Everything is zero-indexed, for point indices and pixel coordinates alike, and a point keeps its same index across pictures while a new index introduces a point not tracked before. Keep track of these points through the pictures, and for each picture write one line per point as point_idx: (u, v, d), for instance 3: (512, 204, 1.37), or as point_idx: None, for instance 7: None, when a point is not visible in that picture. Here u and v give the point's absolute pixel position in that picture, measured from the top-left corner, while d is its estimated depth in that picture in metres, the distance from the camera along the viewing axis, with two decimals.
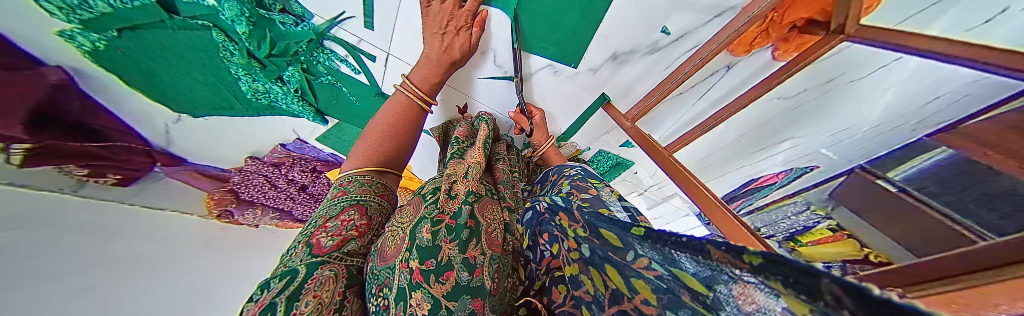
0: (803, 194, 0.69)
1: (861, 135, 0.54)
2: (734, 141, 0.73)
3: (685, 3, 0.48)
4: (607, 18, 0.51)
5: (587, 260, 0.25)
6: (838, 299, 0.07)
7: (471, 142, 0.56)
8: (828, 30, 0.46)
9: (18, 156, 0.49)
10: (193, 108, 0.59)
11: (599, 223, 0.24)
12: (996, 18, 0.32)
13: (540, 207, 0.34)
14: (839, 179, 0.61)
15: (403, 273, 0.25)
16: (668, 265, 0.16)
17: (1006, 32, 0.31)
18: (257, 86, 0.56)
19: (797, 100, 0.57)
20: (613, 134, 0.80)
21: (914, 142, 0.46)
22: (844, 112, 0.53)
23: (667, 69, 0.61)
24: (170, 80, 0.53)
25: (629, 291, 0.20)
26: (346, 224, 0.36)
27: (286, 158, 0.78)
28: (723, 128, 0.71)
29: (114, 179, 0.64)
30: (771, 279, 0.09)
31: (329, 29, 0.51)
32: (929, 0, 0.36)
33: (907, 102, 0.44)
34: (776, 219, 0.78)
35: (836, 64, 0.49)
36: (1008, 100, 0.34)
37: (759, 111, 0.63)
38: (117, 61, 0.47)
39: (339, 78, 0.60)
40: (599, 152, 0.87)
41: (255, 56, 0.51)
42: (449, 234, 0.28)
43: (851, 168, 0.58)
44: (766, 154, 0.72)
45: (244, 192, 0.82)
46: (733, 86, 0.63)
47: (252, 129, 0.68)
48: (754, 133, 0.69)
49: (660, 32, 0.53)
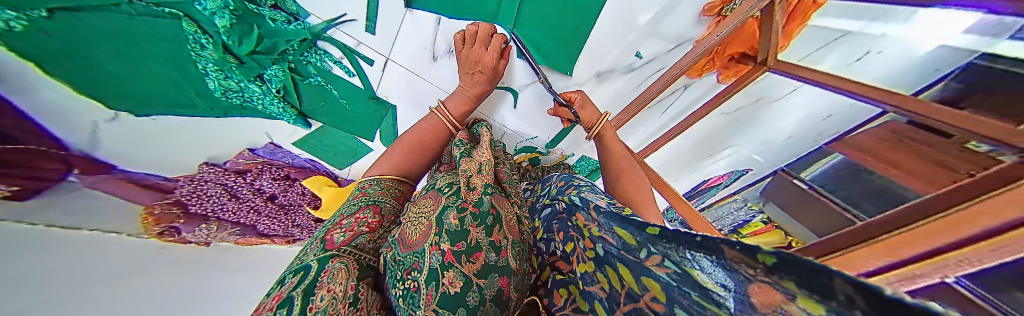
0: (742, 193, 0.90)
1: (779, 144, 0.75)
2: (690, 149, 0.86)
3: (657, 32, 0.57)
4: (591, 39, 0.57)
5: (603, 258, 0.29)
6: (850, 296, 0.09)
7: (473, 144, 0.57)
8: (755, 61, 0.60)
9: None
10: (144, 106, 0.51)
11: (613, 222, 0.27)
12: (865, 57, 0.51)
13: (560, 207, 0.40)
14: (767, 179, 0.83)
15: (433, 254, 0.30)
16: (680, 264, 0.19)
17: (876, 65, 0.51)
18: (229, 84, 0.50)
19: (734, 115, 0.73)
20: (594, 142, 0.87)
21: (818, 148, 0.69)
22: (768, 126, 0.72)
23: (640, 87, 0.69)
24: (119, 73, 0.45)
25: (640, 289, 0.24)
26: (359, 221, 0.38)
27: (254, 164, 0.69)
28: (682, 138, 0.83)
29: (8, 192, 0.48)
30: (786, 277, 0.12)
31: (326, 29, 0.48)
32: (831, 38, 0.52)
33: (811, 119, 0.66)
34: (723, 215, 0.94)
35: (763, 86, 0.64)
36: (878, 117, 0.56)
37: (709, 123, 0.77)
38: (43, 47, 0.38)
39: (329, 79, 0.56)
40: (581, 158, 0.93)
41: (232, 52, 0.46)
42: (475, 220, 0.34)
43: (775, 170, 0.80)
44: (713, 160, 0.88)
45: (195, 204, 0.70)
46: (692, 100, 0.73)
47: (218, 133, 0.61)
48: (706, 141, 0.82)
49: (635, 56, 0.61)
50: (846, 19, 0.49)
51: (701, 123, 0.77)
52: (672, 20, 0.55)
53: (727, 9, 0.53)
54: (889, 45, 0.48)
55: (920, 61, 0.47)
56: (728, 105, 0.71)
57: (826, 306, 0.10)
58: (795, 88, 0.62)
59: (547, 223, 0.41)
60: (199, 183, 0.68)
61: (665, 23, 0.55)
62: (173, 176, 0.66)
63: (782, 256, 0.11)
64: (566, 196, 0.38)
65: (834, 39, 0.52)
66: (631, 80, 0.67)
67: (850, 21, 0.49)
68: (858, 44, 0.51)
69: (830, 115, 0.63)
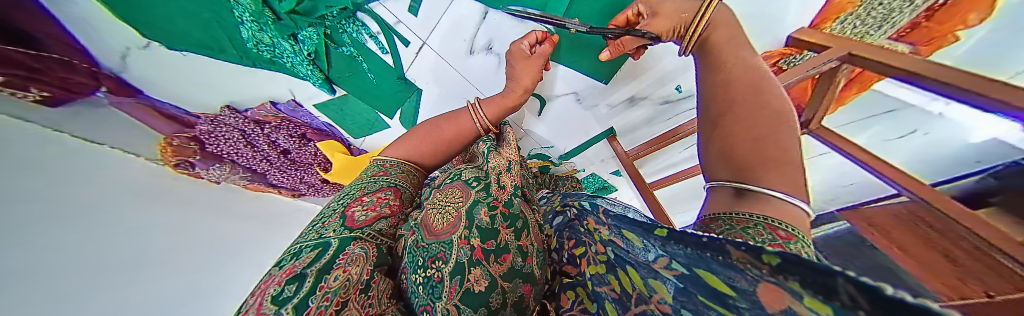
0: None
1: None
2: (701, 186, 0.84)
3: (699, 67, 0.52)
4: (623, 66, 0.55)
5: (614, 263, 0.28)
6: (854, 296, 0.08)
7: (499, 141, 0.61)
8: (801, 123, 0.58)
9: None
10: (172, 40, 0.50)
11: (622, 225, 0.26)
12: (912, 134, 0.49)
13: (571, 214, 0.37)
14: None
15: (463, 249, 0.33)
16: (691, 266, 0.18)
17: (913, 145, 0.51)
18: (263, 37, 0.49)
19: None
20: (607, 163, 0.86)
21: (827, 213, 0.70)
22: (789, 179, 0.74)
23: (669, 119, 0.65)
24: (148, 3, 0.43)
25: (650, 292, 0.23)
26: (381, 200, 0.42)
27: (273, 118, 0.70)
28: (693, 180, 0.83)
29: (39, 96, 0.51)
30: (790, 279, 0.11)
31: (368, 2, 0.46)
32: (883, 110, 0.50)
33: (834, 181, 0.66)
34: None
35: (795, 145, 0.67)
36: (886, 197, 0.57)
37: None
38: None
39: (362, 52, 0.55)
40: (591, 175, 0.93)
41: (271, 7, 0.44)
42: (505, 221, 0.36)
43: None
44: None
45: (211, 144, 0.72)
46: None
47: (236, 79, 0.60)
48: None
49: (672, 89, 0.57)
50: (908, 91, 0.46)
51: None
52: None
53: (786, 61, 0.50)
54: (942, 128, 0.46)
55: (965, 147, 0.45)
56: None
57: (832, 307, 0.09)
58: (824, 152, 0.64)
59: (556, 228, 0.39)
60: (219, 125, 0.70)
61: None
62: (196, 112, 0.67)
63: (784, 255, 0.11)
64: (576, 202, 0.37)
65: (888, 111, 0.50)
66: (657, 112, 0.64)
67: (911, 94, 0.46)
68: (908, 120, 0.49)
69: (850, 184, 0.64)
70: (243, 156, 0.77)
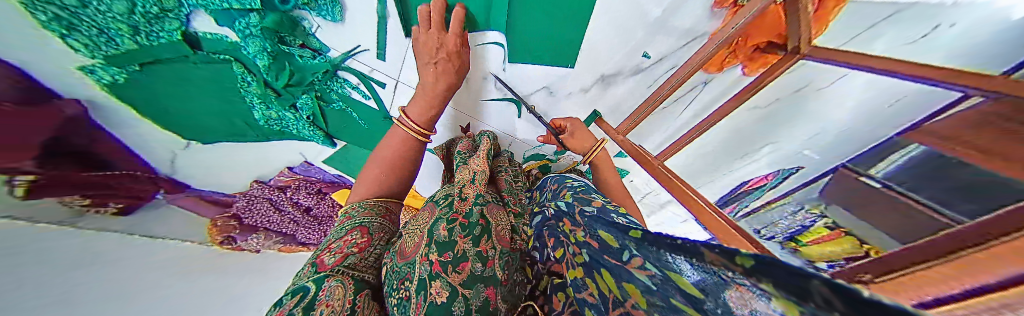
0: (791, 196, 0.78)
1: (834, 140, 0.65)
2: (711, 152, 0.82)
3: (664, 29, 0.54)
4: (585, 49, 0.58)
5: (590, 265, 0.37)
6: (818, 295, 0.10)
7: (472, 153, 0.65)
8: (786, 49, 0.55)
9: (21, 188, 0.49)
10: (204, 135, 0.62)
11: (598, 227, 0.37)
12: (934, 31, 0.45)
13: (550, 213, 0.53)
14: (823, 180, 0.71)
15: (424, 265, 0.37)
16: (663, 268, 0.24)
17: (942, 41, 0.45)
18: (270, 113, 0.60)
19: (768, 109, 0.66)
20: (608, 145, 0.87)
21: (887, 141, 0.59)
22: (812, 117, 0.65)
23: (650, 87, 0.67)
24: (183, 109, 0.56)
25: (623, 296, 0.31)
26: (349, 242, 0.45)
27: (292, 180, 0.79)
28: (705, 141, 0.80)
29: (115, 208, 0.62)
30: (761, 280, 0.13)
31: (344, 60, 0.55)
32: (883, 15, 0.46)
33: (872, 106, 0.57)
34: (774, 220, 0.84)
35: (794, 79, 0.59)
36: (948, 108, 0.49)
37: (739, 119, 0.71)
38: (132, 91, 0.50)
39: (350, 103, 0.64)
40: (595, 163, 0.93)
41: (271, 86, 0.55)
42: (463, 231, 0.40)
43: (835, 166, 0.68)
44: (748, 161, 0.81)
45: (247, 217, 0.82)
46: (715, 96, 0.69)
47: (246, 157, 0.70)
48: (731, 143, 0.78)
49: (643, 56, 0.59)
50: None
51: (731, 118, 0.72)
52: (683, 15, 0.51)
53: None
54: (964, 14, 0.42)
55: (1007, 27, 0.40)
56: (763, 98, 0.65)
57: (799, 306, 0.11)
58: (841, 75, 0.55)
59: (538, 230, 0.53)
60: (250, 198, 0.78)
61: (676, 17, 0.52)
62: (231, 192, 0.77)
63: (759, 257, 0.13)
64: (554, 205, 0.52)
65: (889, 15, 0.46)
66: (637, 82, 0.66)
67: None
68: (918, 16, 0.45)
69: (897, 99, 0.53)
70: (274, 223, 0.86)
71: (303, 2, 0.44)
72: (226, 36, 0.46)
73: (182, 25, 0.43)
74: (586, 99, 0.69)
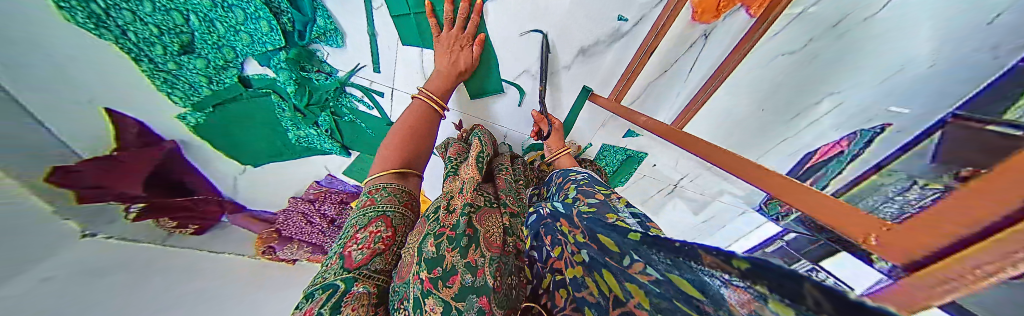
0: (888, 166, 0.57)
1: (915, 82, 0.50)
2: (756, 112, 0.76)
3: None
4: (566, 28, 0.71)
5: (589, 266, 0.36)
6: (817, 300, 0.10)
7: (462, 158, 0.71)
8: None
9: (133, 214, 0.65)
10: (255, 159, 0.83)
11: (597, 230, 0.35)
12: None
13: (544, 212, 0.50)
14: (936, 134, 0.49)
15: (417, 284, 0.37)
16: (665, 272, 0.23)
17: None
18: (299, 132, 0.82)
19: (803, 52, 0.61)
20: (609, 125, 0.96)
21: (1009, 71, 0.39)
22: (882, 51, 0.52)
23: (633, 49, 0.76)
24: (242, 139, 0.77)
25: (626, 297, 0.29)
26: (374, 235, 0.47)
27: (320, 193, 0.96)
28: (732, 90, 0.75)
29: (193, 228, 0.76)
30: (757, 284, 0.14)
31: (348, 78, 0.75)
32: None
33: (958, 26, 0.42)
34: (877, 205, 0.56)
35: (832, 10, 0.54)
36: None
37: (772, 71, 0.66)
38: (208, 129, 0.72)
39: (357, 115, 0.85)
40: (603, 146, 1.02)
41: (298, 109, 0.76)
42: (450, 244, 0.40)
43: (942, 119, 0.48)
44: (807, 120, 0.69)
45: (285, 229, 0.90)
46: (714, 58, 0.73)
47: (293, 172, 0.91)
48: (772, 101, 0.71)
49: (618, 20, 0.69)
50: None
51: (758, 69, 0.67)
52: None
53: None
54: None
55: None
56: (789, 42, 0.61)
57: (793, 309, 0.12)
58: None
59: (535, 229, 0.50)
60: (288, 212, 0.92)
61: None
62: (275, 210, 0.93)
63: (755, 262, 0.14)
64: (551, 204, 0.50)
65: None
66: (625, 45, 0.75)
67: None
68: None
69: (997, 47, 0.39)
70: (306, 234, 0.91)
71: (316, 38, 0.65)
72: (266, 74, 0.68)
73: (239, 71, 0.65)
74: (573, 74, 0.81)
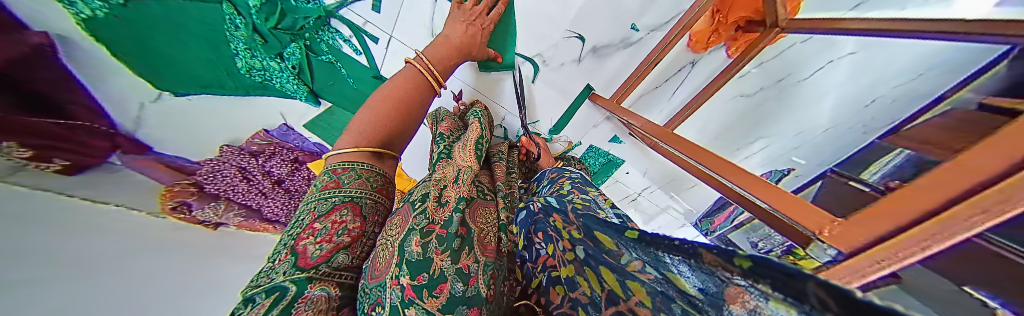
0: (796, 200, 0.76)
1: (820, 138, 0.74)
2: (713, 140, 0.97)
3: (644, 10, 0.77)
4: (586, 24, 0.78)
5: (583, 261, 0.35)
6: (821, 299, 0.09)
7: (454, 137, 0.65)
8: (766, 27, 0.75)
9: None
10: (183, 85, 0.62)
11: (594, 226, 0.33)
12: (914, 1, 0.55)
13: (535, 207, 0.47)
14: (817, 183, 0.68)
15: (395, 290, 0.31)
16: (662, 271, 0.22)
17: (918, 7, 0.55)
18: (254, 62, 0.65)
19: (759, 97, 0.86)
20: (600, 127, 1.01)
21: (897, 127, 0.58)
22: (790, 115, 0.80)
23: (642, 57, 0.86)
24: (168, 54, 0.57)
25: (625, 295, 0.28)
26: (337, 226, 0.39)
27: (268, 146, 0.78)
28: (708, 115, 0.96)
29: (60, 165, 0.54)
30: (762, 283, 0.13)
31: (337, 8, 0.67)
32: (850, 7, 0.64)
33: (863, 92, 0.66)
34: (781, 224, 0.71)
35: (782, 66, 0.79)
36: (991, 68, 0.44)
37: (734, 107, 0.91)
38: (114, 30, 0.51)
39: (337, 56, 0.73)
40: (590, 148, 1.05)
41: (258, 30, 0.63)
42: (440, 245, 0.35)
43: (828, 171, 0.67)
44: (745, 154, 0.92)
45: (211, 184, 0.74)
46: (703, 77, 0.93)
47: (233, 113, 0.70)
48: (727, 133, 0.94)
49: (632, 29, 0.80)
50: None
51: (723, 105, 0.92)
52: (654, 7, 0.77)
53: None
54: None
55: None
56: (749, 86, 0.86)
57: (801, 307, 0.11)
58: (828, 62, 0.71)
59: (523, 228, 0.47)
60: (217, 164, 0.73)
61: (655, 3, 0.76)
62: (199, 158, 0.71)
63: (756, 257, 0.13)
64: (541, 199, 0.48)
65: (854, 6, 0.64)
66: (631, 53, 0.85)
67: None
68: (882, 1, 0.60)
69: (866, 125, 0.64)
70: (239, 193, 0.78)
71: None
72: None
73: None
74: (581, 68, 0.86)
